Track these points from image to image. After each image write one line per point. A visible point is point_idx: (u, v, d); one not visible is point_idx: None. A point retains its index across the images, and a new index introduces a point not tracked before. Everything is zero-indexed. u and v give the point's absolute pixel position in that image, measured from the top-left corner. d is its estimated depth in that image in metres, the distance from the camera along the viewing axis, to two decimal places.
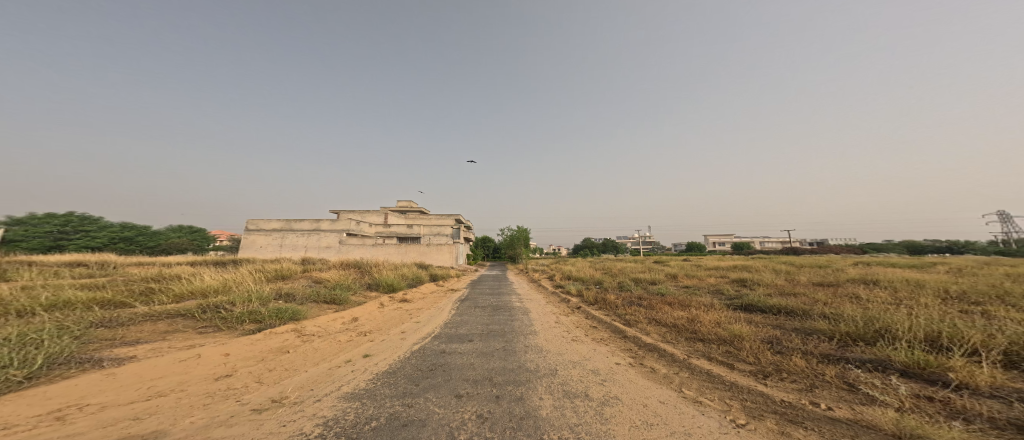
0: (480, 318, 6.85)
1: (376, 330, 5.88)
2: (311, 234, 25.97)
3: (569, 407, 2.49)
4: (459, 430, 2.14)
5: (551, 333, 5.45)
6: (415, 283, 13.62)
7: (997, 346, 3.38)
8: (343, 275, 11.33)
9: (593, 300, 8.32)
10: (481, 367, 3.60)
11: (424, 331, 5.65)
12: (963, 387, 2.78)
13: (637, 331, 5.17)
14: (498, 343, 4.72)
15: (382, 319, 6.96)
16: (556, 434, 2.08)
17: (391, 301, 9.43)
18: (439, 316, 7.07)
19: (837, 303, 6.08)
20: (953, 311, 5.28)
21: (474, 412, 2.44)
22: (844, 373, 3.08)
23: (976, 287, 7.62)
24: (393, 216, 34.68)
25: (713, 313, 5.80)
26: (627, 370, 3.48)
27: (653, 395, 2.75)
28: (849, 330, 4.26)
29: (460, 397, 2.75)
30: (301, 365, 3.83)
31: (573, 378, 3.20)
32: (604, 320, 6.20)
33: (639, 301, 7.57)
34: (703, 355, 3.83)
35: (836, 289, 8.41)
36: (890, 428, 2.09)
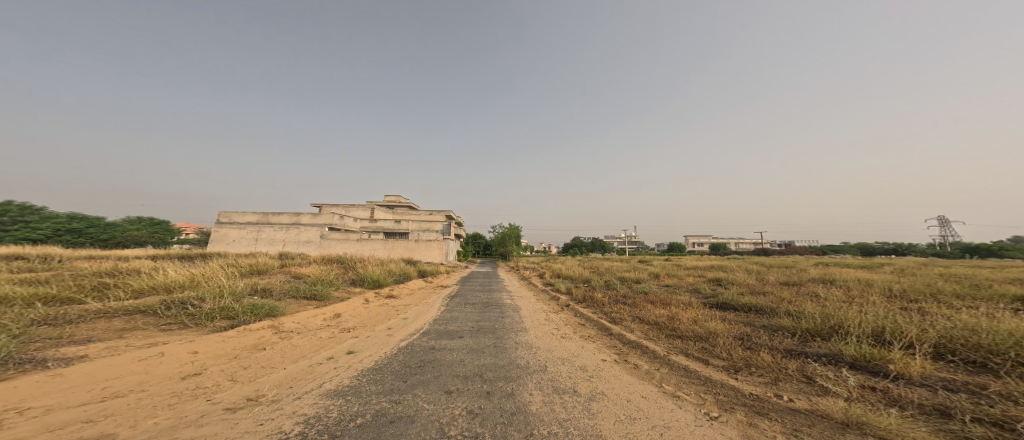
0: (469, 315, 6.83)
1: (360, 326, 5.74)
2: (289, 229, 24.83)
3: (558, 403, 2.55)
4: (450, 426, 2.15)
5: (540, 330, 5.52)
6: (402, 279, 13.41)
7: (931, 339, 3.75)
8: (325, 271, 10.97)
9: (581, 298, 8.46)
10: (472, 363, 3.61)
11: (410, 327, 5.57)
12: (896, 376, 3.08)
13: (623, 329, 5.31)
14: (489, 340, 4.73)
15: (367, 315, 6.83)
16: (545, 430, 2.12)
17: (377, 297, 9.25)
18: (427, 313, 7.00)
19: (800, 301, 6.53)
20: (901, 309, 5.80)
21: (464, 407, 2.46)
22: (804, 367, 3.31)
23: (922, 286, 8.34)
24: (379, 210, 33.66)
25: (690, 310, 6.08)
26: (612, 366, 3.58)
27: (635, 390, 2.86)
28: (808, 327, 4.59)
29: (450, 393, 2.75)
30: (282, 362, 3.71)
31: (562, 374, 3.27)
32: (592, 318, 6.31)
33: (624, 299, 7.82)
34: (682, 352, 4.00)
35: (798, 287, 9.06)
36: (839, 416, 2.28)
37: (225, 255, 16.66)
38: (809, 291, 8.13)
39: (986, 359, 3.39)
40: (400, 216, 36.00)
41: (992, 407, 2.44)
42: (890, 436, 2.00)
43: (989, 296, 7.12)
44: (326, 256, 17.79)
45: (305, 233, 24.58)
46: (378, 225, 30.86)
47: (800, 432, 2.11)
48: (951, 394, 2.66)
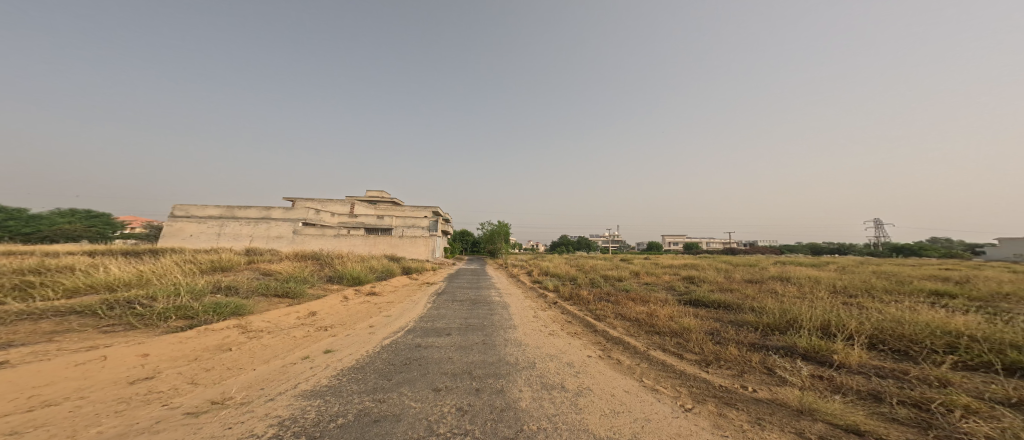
0: (457, 312, 6.77)
1: (339, 324, 5.53)
2: (257, 223, 23.30)
3: (547, 399, 2.60)
4: (438, 424, 2.14)
5: (528, 327, 5.56)
6: (385, 276, 13.03)
7: (868, 329, 4.19)
8: (298, 267, 10.43)
9: (568, 296, 8.61)
10: (460, 360, 3.58)
11: (393, 325, 5.44)
12: (838, 365, 3.43)
13: (606, 325, 5.48)
14: (477, 337, 4.72)
15: (346, 313, 6.59)
16: (535, 425, 2.16)
17: (357, 294, 8.92)
18: (412, 310, 6.86)
19: (762, 297, 7.06)
20: (844, 303, 6.44)
21: (453, 405, 2.45)
22: (765, 359, 3.58)
23: (863, 282, 9.26)
24: (358, 204, 32.31)
25: (667, 307, 6.37)
26: (597, 362, 3.69)
27: (618, 385, 2.97)
28: (768, 321, 4.96)
29: (438, 391, 2.72)
30: (252, 363, 3.50)
31: (551, 371, 3.33)
32: (578, 315, 6.45)
33: (608, 296, 8.07)
34: (659, 347, 4.19)
35: (760, 284, 9.79)
36: (795, 404, 2.50)
37: (185, 251, 15.40)
38: (770, 288, 8.81)
39: (909, 348, 3.85)
40: (383, 211, 34.95)
41: (912, 389, 2.79)
42: (838, 422, 2.22)
43: (915, 290, 8.04)
44: (301, 252, 16.88)
45: (275, 228, 23.18)
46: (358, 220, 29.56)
47: (763, 420, 2.29)
48: (881, 379, 3.01)
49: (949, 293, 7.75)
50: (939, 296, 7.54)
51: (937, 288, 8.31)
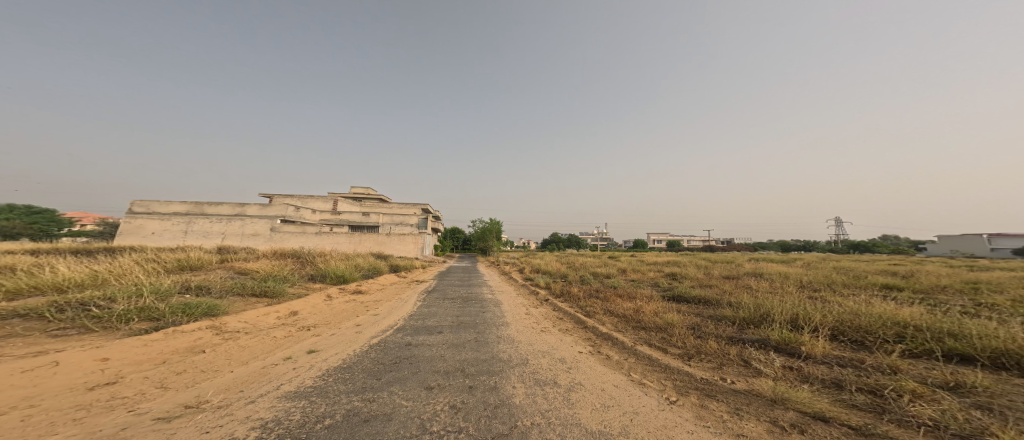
0: (449, 310, 6.71)
1: (323, 324, 5.36)
2: (230, 220, 22.08)
3: (540, 394, 2.63)
4: (431, 422, 2.13)
5: (521, 324, 5.60)
6: (371, 274, 12.72)
7: (831, 321, 4.48)
8: (277, 266, 10.02)
9: (559, 292, 8.72)
10: (452, 358, 3.56)
11: (382, 324, 5.34)
12: (804, 356, 3.65)
13: (596, 321, 5.59)
14: (469, 334, 4.70)
15: (330, 312, 6.40)
16: (529, 420, 2.18)
17: (341, 293, 8.67)
18: (401, 309, 6.74)
19: (739, 293, 7.41)
20: (810, 297, 6.87)
21: (446, 402, 2.44)
22: (742, 351, 3.77)
23: (826, 277, 9.91)
24: (342, 201, 31.21)
25: (653, 303, 6.56)
26: (588, 357, 3.77)
27: (608, 380, 3.04)
28: (744, 315, 5.21)
29: (430, 389, 2.70)
30: (229, 364, 3.34)
31: (543, 367, 3.37)
32: (569, 312, 6.54)
33: (597, 293, 8.23)
34: (646, 343, 4.31)
35: (736, 280, 10.28)
36: (769, 394, 2.65)
37: (151, 249, 14.44)
38: (745, 284, 9.28)
39: (866, 338, 4.16)
40: (368, 209, 34.05)
41: (867, 377, 3.02)
42: (808, 410, 2.37)
43: (868, 284, 8.70)
44: (282, 250, 16.20)
45: (250, 225, 22.09)
46: (342, 217, 28.63)
47: (741, 410, 2.41)
48: (842, 368, 3.23)
49: (896, 287, 8.44)
50: (888, 289, 8.20)
51: (887, 282, 9.07)
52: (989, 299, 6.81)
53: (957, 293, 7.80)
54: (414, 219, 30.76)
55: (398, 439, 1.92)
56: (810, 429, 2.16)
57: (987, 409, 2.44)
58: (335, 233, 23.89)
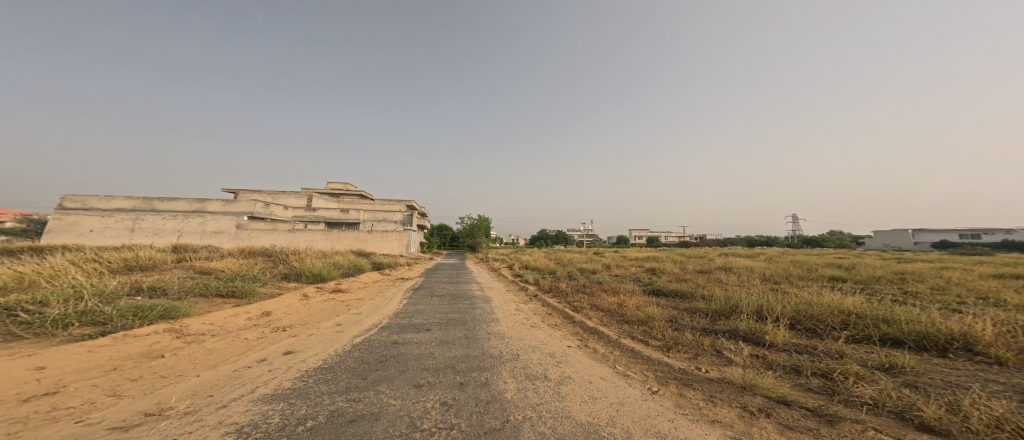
0: (436, 307, 6.60)
1: (300, 324, 5.11)
2: (187, 217, 20.44)
3: (530, 388, 2.66)
4: (422, 420, 2.10)
5: (511, 320, 5.62)
6: (351, 271, 12.27)
7: (789, 311, 4.84)
8: (244, 265, 9.43)
9: (547, 288, 8.84)
10: (442, 355, 3.52)
11: (365, 323, 5.17)
12: (768, 344, 3.93)
13: (583, 316, 5.71)
14: (459, 331, 4.66)
15: (307, 311, 6.12)
16: (520, 415, 2.20)
17: (319, 292, 8.31)
18: (385, 307, 6.56)
19: (712, 286, 7.83)
20: (771, 289, 7.40)
21: (437, 400, 2.41)
22: (714, 342, 3.99)
23: (785, 270, 10.71)
24: (317, 196, 29.75)
25: (635, 297, 6.80)
26: (577, 351, 3.84)
27: (596, 372, 3.13)
28: (715, 308, 5.52)
29: (420, 387, 2.66)
30: (195, 369, 3.12)
31: (534, 361, 3.41)
32: (557, 307, 6.65)
33: (584, 288, 8.41)
34: (629, 335, 4.46)
35: (708, 274, 10.88)
36: (739, 381, 2.83)
37: (97, 248, 13.13)
38: (717, 277, 9.82)
39: (818, 325, 4.56)
40: (346, 204, 32.77)
41: (819, 361, 3.30)
42: (771, 394, 2.56)
43: (817, 276, 9.51)
44: (251, 248, 15.23)
45: (211, 223, 20.56)
46: (317, 214, 27.38)
47: (716, 398, 2.56)
48: (799, 355, 3.51)
49: (839, 278, 9.31)
50: (834, 281, 9.01)
51: (834, 273, 10.00)
52: (915, 288, 7.66)
53: (890, 282, 8.72)
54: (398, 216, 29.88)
55: (386, 438, 1.88)
56: (775, 412, 2.33)
57: (915, 387, 2.74)
58: (311, 230, 22.78)
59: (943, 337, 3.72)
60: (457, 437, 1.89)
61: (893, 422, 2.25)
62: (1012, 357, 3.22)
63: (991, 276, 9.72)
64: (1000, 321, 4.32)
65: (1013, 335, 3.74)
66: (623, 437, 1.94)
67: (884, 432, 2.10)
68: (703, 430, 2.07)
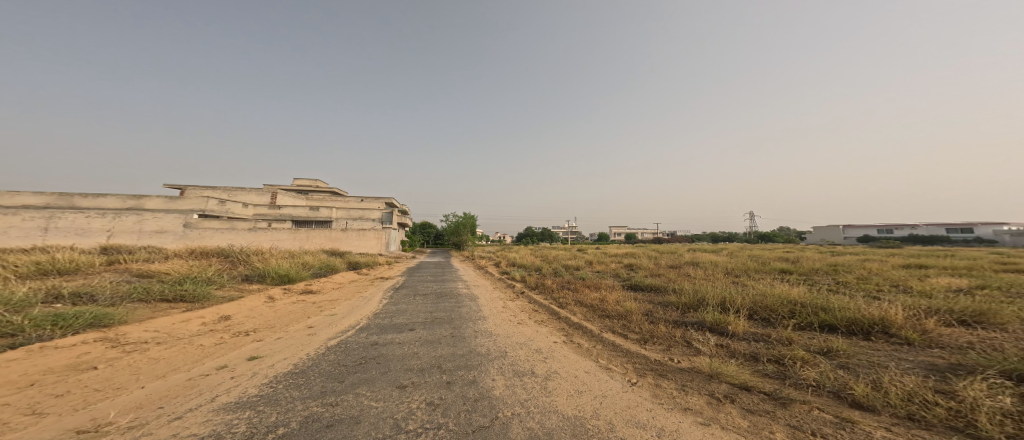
0: (419, 307, 6.41)
1: (266, 328, 4.76)
2: (120, 215, 17.48)
3: (519, 385, 2.66)
4: (407, 421, 2.03)
5: (498, 317, 5.60)
6: (323, 271, 11.63)
7: (748, 303, 5.23)
8: (193, 266, 8.59)
9: (534, 285, 8.92)
10: (426, 355, 3.43)
11: (340, 324, 4.91)
12: (730, 334, 4.22)
13: (568, 312, 5.81)
14: (444, 330, 4.56)
15: (273, 314, 5.71)
16: (509, 411, 2.19)
17: (286, 293, 7.78)
18: (363, 307, 6.27)
19: (685, 280, 8.27)
20: (732, 282, 7.97)
21: (422, 400, 2.35)
22: (684, 333, 4.22)
23: (743, 264, 11.58)
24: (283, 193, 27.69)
25: (615, 293, 7.02)
26: (563, 346, 3.90)
27: (580, 366, 3.19)
28: (685, 301, 5.83)
29: (404, 388, 2.57)
30: (138, 380, 2.80)
31: (521, 358, 3.41)
32: (543, 303, 6.71)
33: (568, 284, 8.57)
34: (610, 330, 4.60)
35: (680, 269, 11.49)
36: (706, 370, 3.02)
37: (6, 252, 11.32)
38: (687, 272, 10.41)
39: (770, 315, 4.96)
40: (315, 202, 30.97)
41: (773, 348, 3.59)
42: (735, 380, 2.75)
43: (768, 269, 10.36)
44: (204, 249, 13.94)
45: (148, 222, 17.88)
46: (282, 212, 25.67)
47: (686, 386, 2.70)
48: (757, 343, 3.80)
49: (787, 270, 10.23)
50: (783, 273, 9.90)
51: (785, 267, 10.98)
52: (844, 278, 8.63)
53: (826, 273, 9.74)
54: (372, 214, 28.72)
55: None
56: (738, 398, 2.51)
57: (848, 368, 3.07)
58: (276, 229, 21.35)
59: (867, 322, 4.21)
60: (444, 437, 1.84)
61: (832, 400, 2.50)
62: (918, 339, 3.73)
63: (904, 266, 11.19)
64: (911, 307, 4.96)
65: (921, 318, 4.31)
66: (607, 429, 1.99)
67: (827, 411, 2.32)
68: (678, 419, 2.17)
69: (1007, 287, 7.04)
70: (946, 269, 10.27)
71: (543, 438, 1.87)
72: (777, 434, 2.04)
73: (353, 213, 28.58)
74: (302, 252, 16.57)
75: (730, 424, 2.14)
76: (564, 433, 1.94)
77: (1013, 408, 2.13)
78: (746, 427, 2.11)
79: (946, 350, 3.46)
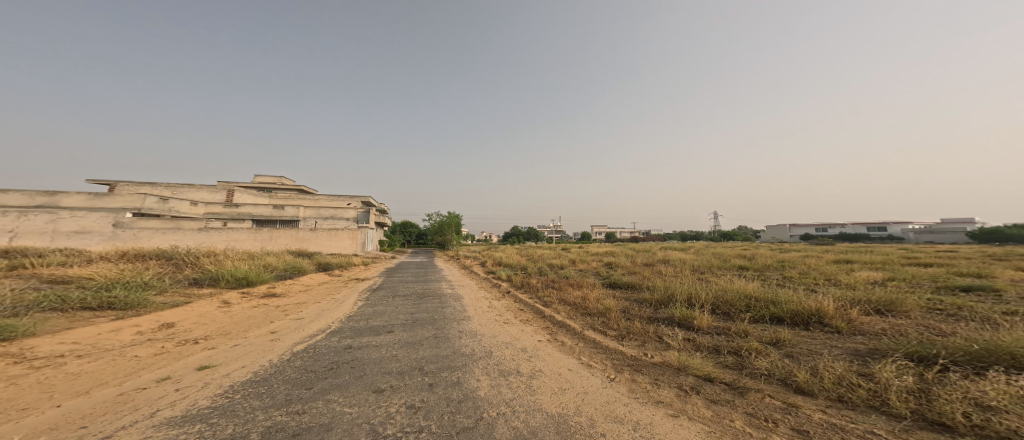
0: (398, 308, 6.15)
1: (221, 335, 4.34)
2: (28, 212, 15.07)
3: (504, 384, 2.64)
4: (385, 425, 1.95)
5: (483, 317, 5.52)
6: (289, 273, 10.87)
7: (711, 299, 5.59)
8: (126, 270, 7.62)
9: (519, 284, 8.93)
10: (407, 357, 3.30)
11: (309, 329, 4.59)
12: (695, 328, 4.48)
13: (552, 310, 5.87)
14: (427, 331, 4.41)
15: (229, 320, 5.23)
16: (494, 411, 2.16)
17: (245, 297, 7.17)
18: (335, 310, 5.92)
19: (659, 277, 8.65)
20: (699, 279, 8.49)
21: (402, 403, 2.26)
22: (656, 329, 4.42)
23: (708, 261, 12.37)
24: (239, 190, 25.53)
25: (596, 291, 7.20)
26: (548, 345, 3.92)
27: (564, 364, 3.24)
28: (658, 298, 6.11)
29: (382, 392, 2.46)
30: (52, 399, 2.42)
31: (506, 357, 3.39)
32: (528, 302, 6.74)
33: (552, 283, 8.66)
34: (591, 327, 4.72)
35: (653, 266, 12.05)
36: (675, 363, 3.18)
37: None
38: (660, 269, 10.93)
39: (730, 309, 5.32)
40: (277, 200, 28.92)
41: (733, 341, 3.85)
42: (700, 373, 2.93)
43: (729, 266, 11.12)
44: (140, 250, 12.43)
45: (65, 220, 15.53)
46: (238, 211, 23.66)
47: (659, 380, 2.83)
48: (718, 336, 4.07)
49: (744, 267, 11.09)
50: (742, 269, 10.72)
51: (743, 263, 11.88)
52: (790, 273, 9.50)
53: (776, 269, 10.68)
54: (341, 213, 27.30)
55: None
56: (703, 389, 2.66)
57: (793, 356, 3.38)
58: (232, 229, 19.62)
59: (806, 314, 4.66)
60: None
61: (780, 387, 2.74)
62: (846, 327, 4.20)
63: (836, 262, 12.55)
64: (839, 298, 5.58)
65: (847, 308, 4.85)
66: (589, 425, 2.03)
67: (776, 397, 2.54)
68: (651, 412, 2.26)
69: (921, 279, 8.13)
70: (871, 263, 11.69)
71: (528, 436, 1.86)
72: (736, 421, 2.19)
73: (321, 211, 27.42)
74: (267, 252, 16.78)
75: (696, 414, 2.27)
76: (548, 431, 1.94)
77: (914, 386, 2.46)
78: (710, 416, 2.24)
79: (867, 337, 3.91)
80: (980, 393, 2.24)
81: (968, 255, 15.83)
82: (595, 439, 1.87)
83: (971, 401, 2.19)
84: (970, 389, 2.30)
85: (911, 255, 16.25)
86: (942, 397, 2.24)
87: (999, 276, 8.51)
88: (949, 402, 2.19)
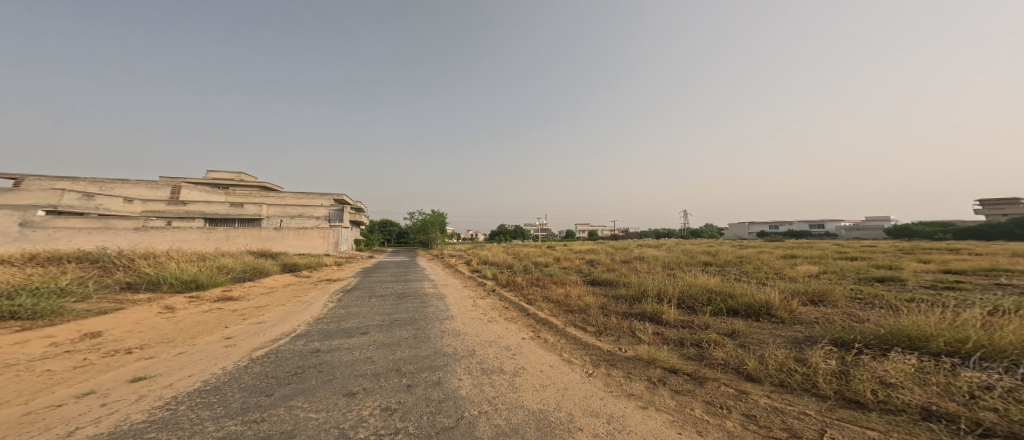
0: (375, 309, 5.88)
1: (164, 343, 3.90)
2: None
3: (487, 383, 2.61)
4: (357, 428, 1.85)
5: (467, 316, 5.43)
6: (249, 275, 10.03)
7: (677, 294, 5.92)
8: (39, 275, 6.61)
9: (505, 282, 8.91)
10: (383, 359, 3.15)
11: (272, 333, 4.24)
12: (664, 322, 4.71)
13: (537, 308, 5.91)
14: (406, 332, 4.25)
15: (173, 326, 4.71)
16: (476, 409, 2.13)
17: (194, 301, 6.50)
18: (304, 313, 5.54)
19: (635, 274, 9.02)
20: (669, 274, 8.97)
21: (375, 406, 2.15)
22: (629, 324, 4.59)
23: (677, 258, 13.09)
24: (186, 186, 23.13)
25: (577, 288, 7.37)
26: (530, 342, 3.94)
27: (546, 361, 3.27)
28: (632, 294, 6.37)
29: (354, 395, 2.33)
30: None
31: (490, 356, 3.35)
32: (513, 300, 6.73)
33: (536, 281, 8.74)
34: (572, 323, 4.81)
35: (629, 263, 12.53)
36: (646, 357, 3.32)
37: None
38: (635, 266, 11.39)
39: (694, 303, 5.66)
40: (233, 197, 26.58)
41: (694, 333, 4.10)
42: (666, 365, 3.08)
43: (694, 262, 11.87)
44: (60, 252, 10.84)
45: None
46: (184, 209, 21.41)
47: (630, 374, 2.93)
48: (684, 329, 4.31)
49: (708, 262, 11.87)
50: (705, 265, 11.46)
51: (707, 259, 12.71)
52: (745, 268, 10.34)
53: (735, 264, 11.54)
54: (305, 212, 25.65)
55: None
56: (668, 380, 2.80)
57: (745, 346, 3.66)
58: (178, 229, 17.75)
59: (757, 306, 5.08)
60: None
61: (734, 375, 2.96)
62: (788, 317, 4.63)
63: (782, 257, 13.85)
64: (783, 289, 6.15)
65: (789, 299, 5.35)
66: (569, 421, 2.05)
67: (730, 385, 2.72)
68: (623, 404, 2.34)
69: (851, 271, 9.20)
70: (811, 258, 13.02)
71: (510, 434, 1.85)
72: (696, 410, 2.32)
73: (287, 209, 25.59)
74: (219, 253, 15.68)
75: (662, 405, 2.38)
76: (529, 428, 1.94)
77: (836, 368, 2.76)
78: (673, 406, 2.36)
79: (804, 325, 4.34)
80: (885, 372, 2.55)
81: (888, 250, 18.11)
82: (574, 432, 1.91)
83: (877, 379, 2.49)
84: (877, 369, 2.61)
85: (842, 249, 18.33)
86: (857, 377, 2.53)
87: (905, 267, 9.90)
88: (861, 381, 2.47)
